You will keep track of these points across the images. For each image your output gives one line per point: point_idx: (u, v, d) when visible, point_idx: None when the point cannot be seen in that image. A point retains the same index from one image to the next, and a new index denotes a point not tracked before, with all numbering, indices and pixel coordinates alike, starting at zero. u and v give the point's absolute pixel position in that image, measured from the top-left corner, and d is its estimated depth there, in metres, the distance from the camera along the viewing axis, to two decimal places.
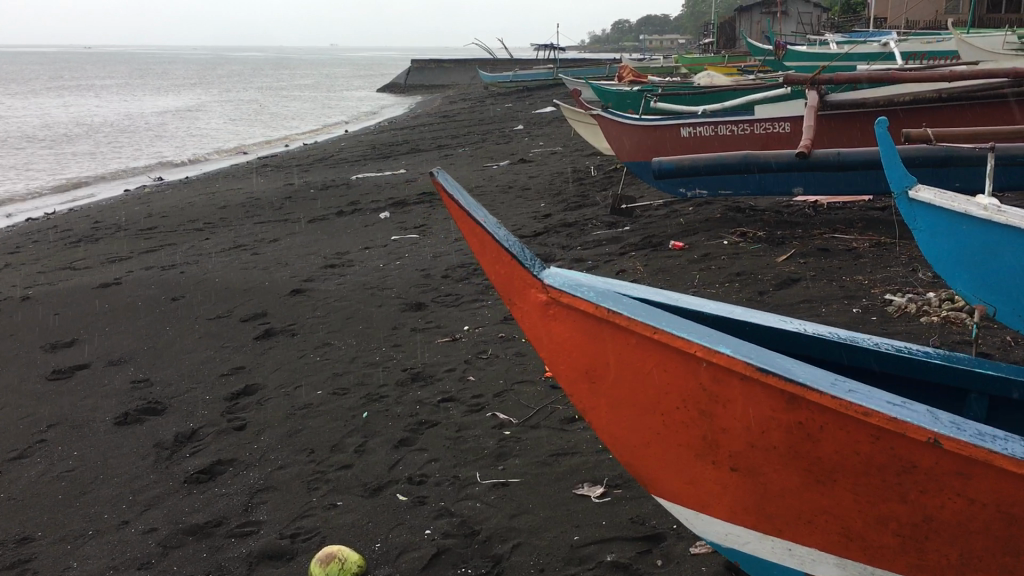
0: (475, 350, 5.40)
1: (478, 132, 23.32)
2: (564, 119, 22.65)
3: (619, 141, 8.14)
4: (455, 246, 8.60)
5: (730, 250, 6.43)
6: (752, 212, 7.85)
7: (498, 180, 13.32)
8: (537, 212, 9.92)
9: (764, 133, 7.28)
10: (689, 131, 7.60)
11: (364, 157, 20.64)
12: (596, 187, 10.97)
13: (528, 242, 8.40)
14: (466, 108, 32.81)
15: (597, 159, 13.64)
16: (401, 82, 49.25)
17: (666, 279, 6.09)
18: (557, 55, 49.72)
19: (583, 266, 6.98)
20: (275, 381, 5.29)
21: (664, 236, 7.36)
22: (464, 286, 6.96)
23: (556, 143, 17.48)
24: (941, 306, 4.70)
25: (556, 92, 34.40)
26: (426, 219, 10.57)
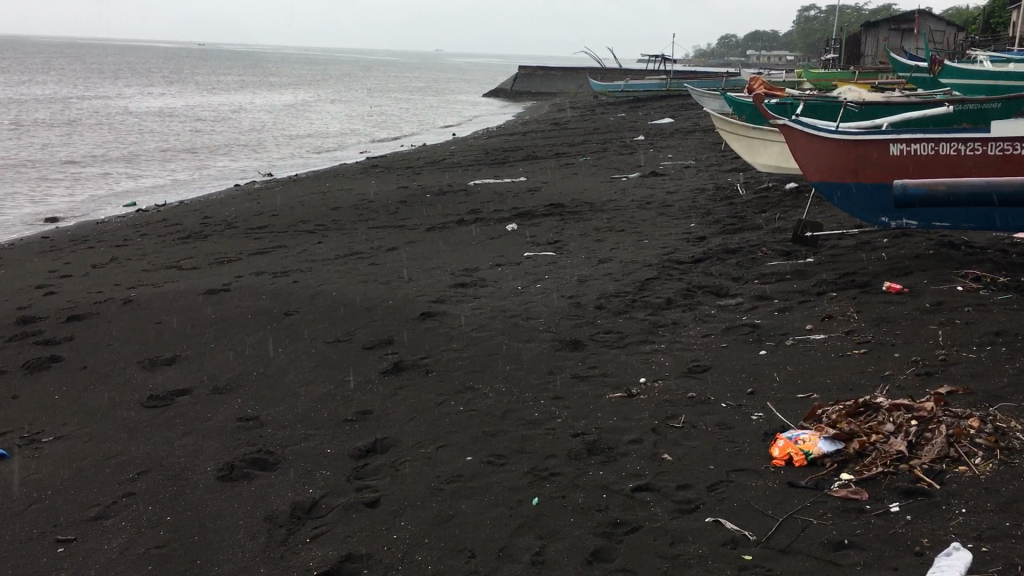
0: (662, 414, 4.26)
1: (596, 141, 22.15)
2: (689, 132, 21.34)
3: (808, 154, 6.92)
4: (602, 269, 7.48)
5: (972, 300, 5.14)
6: (970, 249, 6.51)
7: (632, 193, 12.16)
8: (689, 233, 8.74)
9: (1001, 154, 5.96)
10: (900, 149, 6.33)
11: (478, 162, 19.74)
12: (752, 208, 9.69)
13: (689, 268, 7.23)
14: (578, 117, 31.74)
15: (742, 175, 12.36)
16: (508, 87, 48.40)
17: (896, 333, 4.84)
18: (670, 65, 48.21)
19: (773, 304, 5.79)
20: (412, 438, 4.27)
21: (867, 273, 6.10)
22: (627, 321, 5.83)
23: (688, 156, 16.23)
24: None
25: (672, 103, 32.93)
26: (560, 235, 9.50)
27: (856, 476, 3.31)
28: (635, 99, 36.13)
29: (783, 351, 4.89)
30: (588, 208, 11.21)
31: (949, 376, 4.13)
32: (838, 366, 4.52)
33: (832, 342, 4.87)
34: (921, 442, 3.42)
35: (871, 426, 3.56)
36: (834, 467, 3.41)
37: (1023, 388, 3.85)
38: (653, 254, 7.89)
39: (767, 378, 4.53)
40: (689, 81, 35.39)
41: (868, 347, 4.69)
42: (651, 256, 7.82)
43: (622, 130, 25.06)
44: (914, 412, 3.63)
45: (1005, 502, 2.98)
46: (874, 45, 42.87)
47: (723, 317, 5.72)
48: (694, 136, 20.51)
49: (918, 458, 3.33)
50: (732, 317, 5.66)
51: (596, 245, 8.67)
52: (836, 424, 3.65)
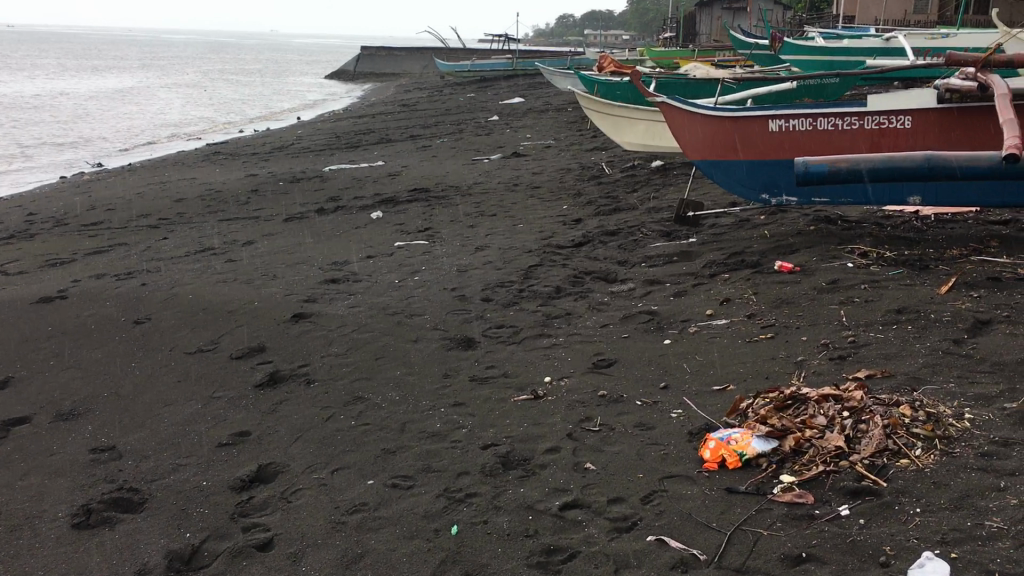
0: (575, 417, 3.96)
1: (449, 122, 21.76)
2: (543, 112, 21.24)
3: (686, 132, 6.82)
4: (480, 258, 7.14)
5: (865, 276, 5.09)
6: (847, 223, 6.53)
7: (497, 175, 11.87)
8: (564, 217, 8.52)
9: (877, 128, 5.93)
10: (779, 125, 6.26)
11: (329, 147, 18.98)
12: (623, 188, 9.57)
13: (571, 253, 6.99)
14: (427, 98, 31.18)
15: (605, 154, 12.27)
16: (352, 68, 47.20)
17: (799, 314, 4.71)
18: (514, 44, 48.21)
19: (666, 289, 5.60)
20: (301, 463, 3.80)
21: (754, 251, 6.01)
22: (518, 314, 5.51)
23: (547, 136, 16.08)
24: None
25: (520, 83, 32.87)
26: (429, 222, 9.09)
27: (798, 478, 3.09)
28: (482, 79, 35.88)
29: (689, 339, 4.69)
30: (454, 191, 10.84)
31: (863, 358, 4.01)
32: (748, 353, 4.34)
33: (736, 328, 4.71)
34: (857, 435, 3.24)
35: (804, 420, 3.35)
36: (772, 468, 3.18)
37: (939, 368, 3.76)
38: (531, 240, 7.62)
39: (677, 370, 4.31)
40: (535, 60, 35.39)
41: (775, 331, 4.55)
42: (530, 242, 7.54)
43: (474, 110, 24.77)
44: (843, 401, 3.45)
45: (956, 497, 2.83)
46: (709, 24, 44.14)
47: (617, 304, 5.49)
48: (548, 115, 20.43)
49: (858, 453, 3.14)
50: (627, 305, 5.44)
51: (469, 232, 8.34)
52: (766, 419, 3.43)
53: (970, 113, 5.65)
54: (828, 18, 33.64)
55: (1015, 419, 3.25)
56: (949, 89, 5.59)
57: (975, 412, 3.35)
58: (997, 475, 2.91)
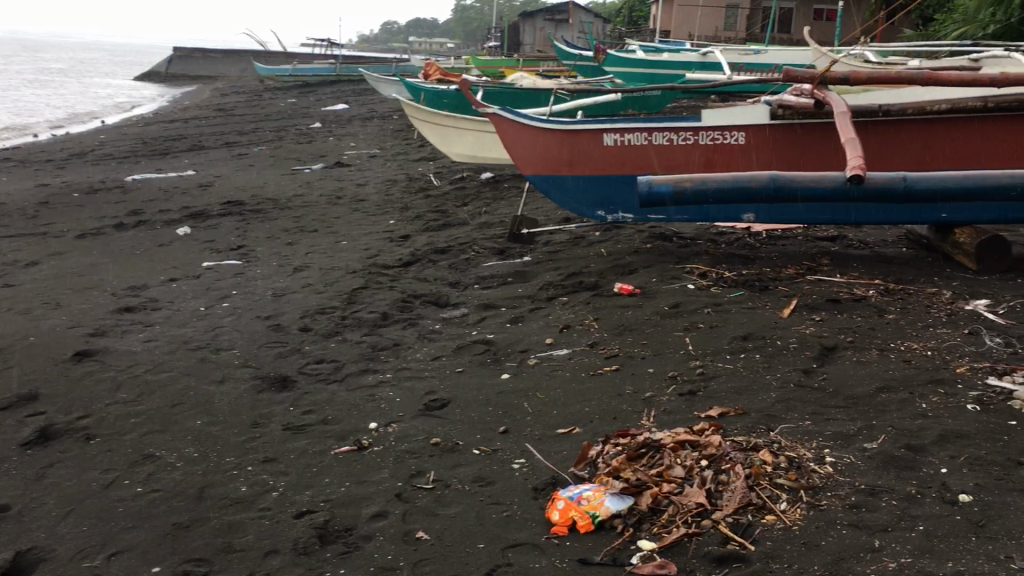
0: (404, 471, 3.47)
1: (269, 128, 20.73)
2: (368, 119, 20.59)
3: (519, 145, 6.48)
4: (299, 280, 6.53)
5: (706, 298, 4.88)
6: (682, 240, 6.38)
7: (319, 187, 11.20)
8: (391, 233, 8.01)
9: (711, 144, 5.83)
10: (615, 139, 6.04)
11: (135, 154, 17.60)
12: (452, 201, 9.14)
13: (398, 274, 6.50)
14: (245, 102, 29.78)
15: (433, 165, 11.84)
16: (163, 69, 44.53)
17: (643, 342, 4.42)
18: (337, 49, 47.02)
19: (501, 315, 5.21)
20: (71, 547, 3.13)
21: (592, 271, 5.73)
22: (340, 346, 4.96)
23: (372, 145, 15.49)
24: None
25: (344, 89, 31.94)
26: (243, 239, 8.36)
27: (659, 543, 2.74)
28: (304, 84, 34.64)
29: (528, 373, 4.30)
30: (272, 204, 10.10)
31: (714, 393, 3.74)
32: (592, 389, 3.99)
33: (578, 359, 4.37)
34: (719, 488, 2.92)
35: (661, 472, 3.00)
36: (628, 532, 2.81)
37: (791, 402, 3.53)
38: (355, 260, 7.07)
39: (517, 410, 3.91)
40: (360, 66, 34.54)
41: (619, 363, 4.23)
42: (354, 262, 6.99)
43: (295, 116, 23.75)
44: (700, 448, 3.13)
45: (830, 562, 2.55)
46: (532, 34, 44.53)
47: (449, 333, 5.04)
48: (373, 122, 19.80)
49: (721, 510, 2.82)
50: (461, 333, 5.01)
51: (287, 251, 7.68)
52: (618, 471, 3.06)
53: (801, 130, 5.63)
54: (646, 31, 34.54)
55: (878, 460, 3.02)
56: (782, 105, 5.54)
57: (836, 454, 3.11)
58: (870, 532, 2.65)
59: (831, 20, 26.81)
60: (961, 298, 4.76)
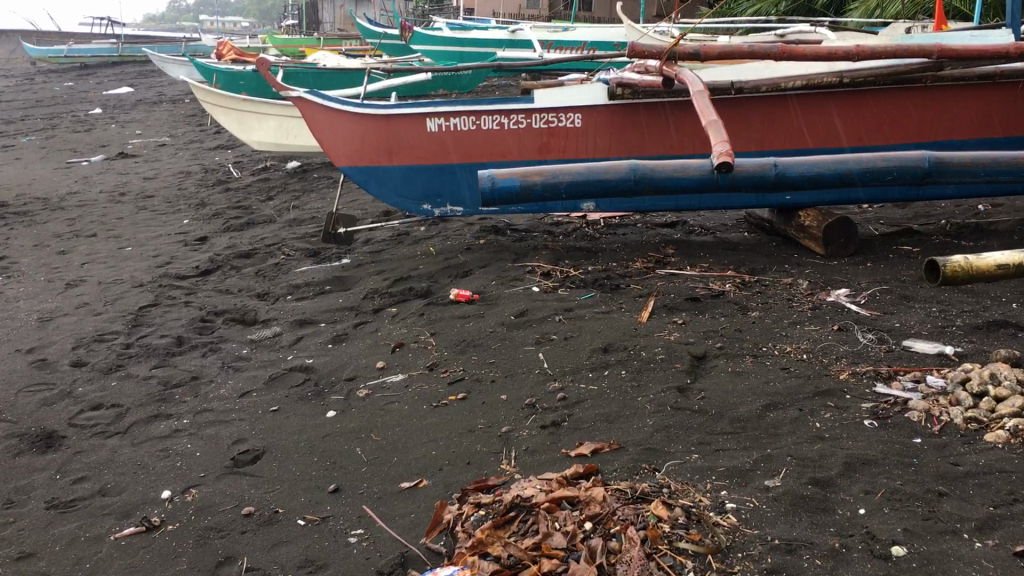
0: (209, 560, 2.72)
1: (41, 115, 18.62)
2: (157, 104, 18.90)
3: (329, 132, 5.69)
4: (71, 299, 5.51)
5: (553, 304, 4.36)
6: (517, 234, 5.84)
7: (100, 182, 9.91)
8: (186, 236, 7.04)
9: (545, 127, 5.33)
10: (439, 124, 5.40)
11: None
12: (254, 195, 8.23)
13: (196, 286, 5.61)
14: (13, 86, 26.88)
15: (232, 156, 10.78)
16: None
17: (490, 362, 3.83)
18: (119, 29, 43.56)
19: (322, 334, 4.48)
20: None
21: (422, 276, 5.09)
22: (123, 385, 4.09)
23: (161, 132, 14.09)
24: (968, 403, 3.03)
25: (128, 71, 29.46)
26: (6, 249, 7.13)
27: None
28: (83, 67, 31.73)
29: (358, 409, 3.62)
30: (41, 205, 8.78)
31: (581, 423, 3.20)
32: (437, 426, 3.36)
33: (417, 387, 3.72)
34: (611, 559, 2.33)
35: (537, 546, 2.39)
36: None
37: (671, 431, 3.04)
38: (142, 270, 6.10)
39: (348, 459, 3.22)
40: (145, 47, 32.01)
41: (464, 390, 3.63)
42: (141, 273, 6.02)
43: (72, 101, 21.53)
44: (582, 506, 2.55)
45: None
46: (331, 12, 42.87)
47: (260, 359, 4.27)
48: (161, 107, 18.18)
49: None
50: (273, 360, 4.25)
51: (59, 262, 6.57)
52: (485, 546, 2.43)
53: (641, 110, 5.21)
54: (449, 10, 33.96)
55: (786, 502, 2.55)
56: (621, 84, 5.09)
57: (738, 499, 2.60)
58: None
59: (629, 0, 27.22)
60: (819, 288, 4.47)
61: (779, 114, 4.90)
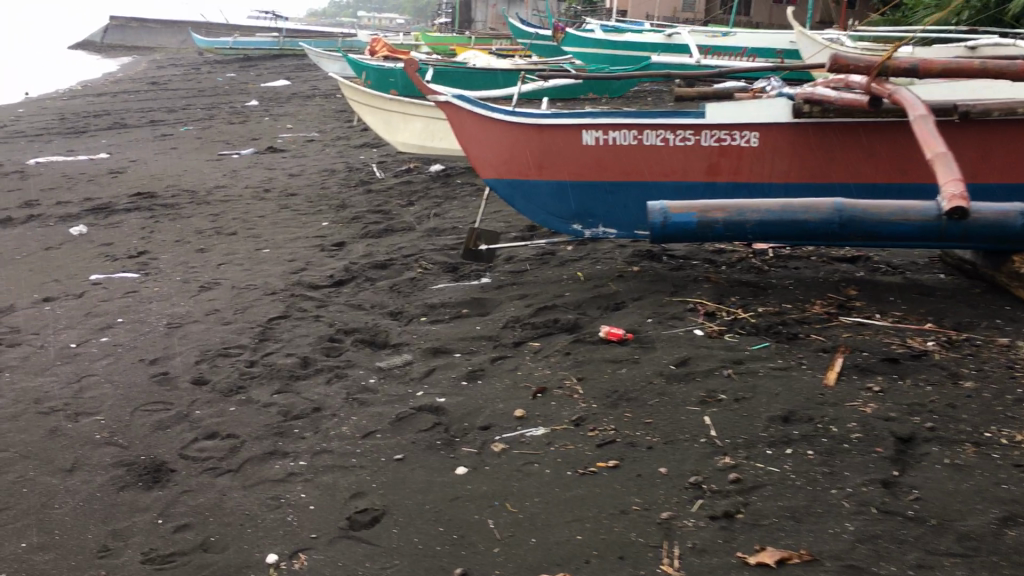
0: None
1: (202, 105, 19.18)
2: (310, 98, 19.14)
3: (475, 142, 5.24)
4: (203, 305, 5.28)
5: (720, 355, 3.78)
6: (675, 262, 5.26)
7: (246, 176, 9.88)
8: (324, 240, 6.77)
9: (716, 145, 4.75)
10: (598, 137, 4.89)
11: (49, 132, 15.98)
12: (396, 199, 7.93)
13: (329, 298, 5.29)
14: (180, 75, 28.04)
15: (377, 155, 10.59)
16: (97, 40, 42.33)
17: (647, 423, 3.30)
18: (279, 24, 45.02)
19: (456, 368, 4.04)
20: None
21: (569, 306, 4.60)
22: (241, 411, 3.76)
23: (310, 127, 14.13)
24: None
25: (286, 64, 30.22)
26: (148, 244, 7.06)
27: None
28: (245, 59, 32.81)
29: (493, 468, 3.15)
30: (188, 198, 8.76)
31: (761, 519, 2.62)
32: (584, 501, 2.86)
33: (562, 446, 3.22)
34: None
35: None
36: None
37: (879, 546, 2.43)
38: (276, 276, 5.84)
39: (479, 535, 2.76)
40: (302, 41, 32.82)
41: (615, 456, 3.11)
42: (274, 280, 5.76)
43: (231, 92, 22.13)
44: None
45: None
46: (483, 11, 42.89)
47: (387, 394, 3.87)
48: (313, 101, 18.37)
49: None
50: (402, 396, 3.83)
51: (196, 261, 6.41)
52: None
53: (829, 131, 4.58)
54: (602, 10, 33.31)
55: None
56: (808, 101, 4.47)
57: None
58: None
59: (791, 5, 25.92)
60: None
61: (1000, 145, 4.17)
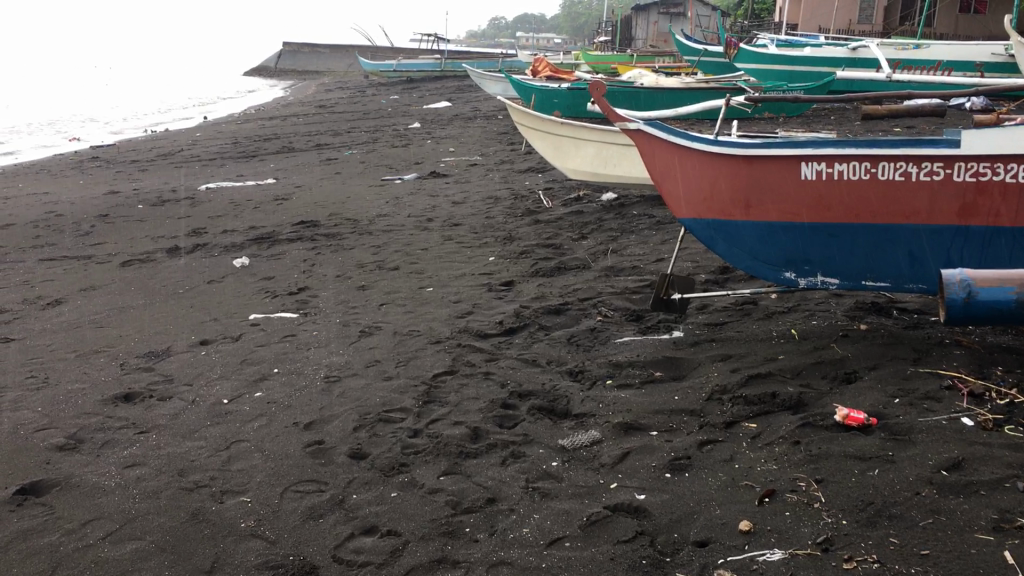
0: None
1: (366, 128, 19.32)
2: (471, 119, 18.94)
3: (669, 176, 4.55)
4: (363, 355, 4.82)
5: (1005, 458, 2.93)
6: (911, 321, 4.39)
7: (409, 204, 9.55)
8: (491, 279, 6.24)
9: (974, 181, 3.90)
10: (821, 171, 4.12)
11: (222, 156, 16.37)
12: (567, 232, 7.33)
13: (499, 351, 4.72)
14: (346, 98, 28.67)
15: (542, 182, 10.06)
16: (271, 65, 44.17)
17: (924, 557, 2.50)
18: (440, 46, 45.70)
19: (655, 452, 3.35)
20: None
21: (787, 375, 3.82)
22: (403, 498, 3.20)
23: (472, 150, 13.80)
24: None
25: (448, 85, 30.37)
26: (309, 279, 6.74)
27: None
28: (408, 80, 33.27)
29: None
30: (350, 227, 8.46)
31: None
32: None
33: None
34: None
35: None
36: None
37: None
38: (441, 321, 5.32)
39: None
40: (463, 62, 32.99)
41: None
42: (439, 325, 5.24)
43: (394, 114, 22.27)
44: None
45: None
46: (643, 27, 42.06)
47: (574, 484, 3.22)
48: (475, 123, 18.13)
49: None
50: (592, 487, 3.17)
51: (358, 299, 6.01)
52: None
53: None
54: (769, 25, 31.87)
55: None
56: None
57: None
58: None
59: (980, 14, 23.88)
60: None
61: None
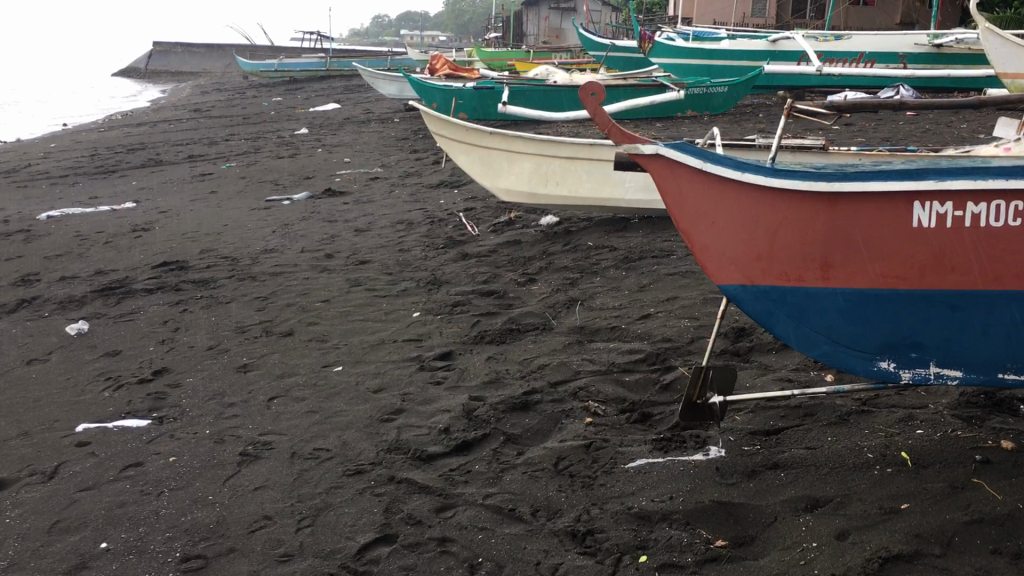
0: None
1: (247, 135, 17.35)
2: (365, 123, 17.19)
3: (704, 226, 3.03)
4: (244, 506, 3.18)
5: None
6: None
7: (301, 232, 7.84)
8: (419, 350, 4.66)
9: None
10: (944, 214, 2.66)
11: (77, 171, 14.16)
12: (509, 273, 5.83)
13: (451, 491, 3.13)
14: (222, 101, 26.37)
15: (460, 202, 8.50)
16: (142, 67, 41.09)
17: None
18: (323, 45, 43.40)
19: None
20: None
21: (938, 550, 2.40)
22: None
23: (370, 160, 12.11)
24: None
25: (334, 86, 28.32)
26: (166, 354, 5.00)
27: None
28: (292, 81, 31.07)
29: None
30: (227, 269, 6.72)
31: None
32: None
33: None
34: None
35: None
36: None
37: None
38: (359, 433, 3.72)
39: None
40: (350, 62, 31.01)
41: None
42: (358, 442, 3.64)
43: (277, 119, 20.25)
44: None
45: None
46: (535, 24, 40.67)
47: None
48: (369, 127, 16.38)
49: None
50: None
51: (238, 390, 4.34)
52: None
53: None
54: (662, 17, 30.94)
55: None
56: None
57: None
58: None
59: (871, 6, 23.56)
60: None
61: None
